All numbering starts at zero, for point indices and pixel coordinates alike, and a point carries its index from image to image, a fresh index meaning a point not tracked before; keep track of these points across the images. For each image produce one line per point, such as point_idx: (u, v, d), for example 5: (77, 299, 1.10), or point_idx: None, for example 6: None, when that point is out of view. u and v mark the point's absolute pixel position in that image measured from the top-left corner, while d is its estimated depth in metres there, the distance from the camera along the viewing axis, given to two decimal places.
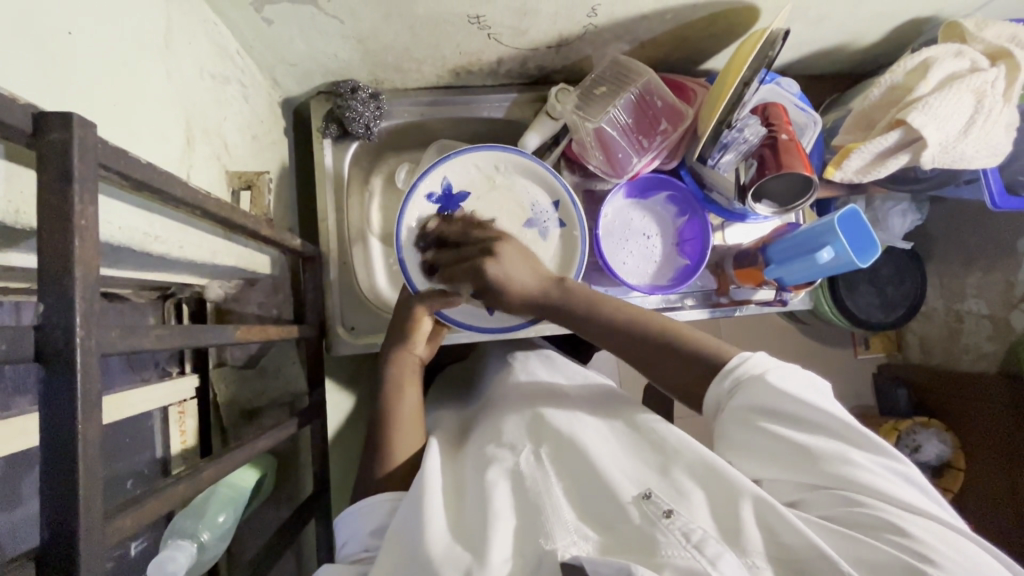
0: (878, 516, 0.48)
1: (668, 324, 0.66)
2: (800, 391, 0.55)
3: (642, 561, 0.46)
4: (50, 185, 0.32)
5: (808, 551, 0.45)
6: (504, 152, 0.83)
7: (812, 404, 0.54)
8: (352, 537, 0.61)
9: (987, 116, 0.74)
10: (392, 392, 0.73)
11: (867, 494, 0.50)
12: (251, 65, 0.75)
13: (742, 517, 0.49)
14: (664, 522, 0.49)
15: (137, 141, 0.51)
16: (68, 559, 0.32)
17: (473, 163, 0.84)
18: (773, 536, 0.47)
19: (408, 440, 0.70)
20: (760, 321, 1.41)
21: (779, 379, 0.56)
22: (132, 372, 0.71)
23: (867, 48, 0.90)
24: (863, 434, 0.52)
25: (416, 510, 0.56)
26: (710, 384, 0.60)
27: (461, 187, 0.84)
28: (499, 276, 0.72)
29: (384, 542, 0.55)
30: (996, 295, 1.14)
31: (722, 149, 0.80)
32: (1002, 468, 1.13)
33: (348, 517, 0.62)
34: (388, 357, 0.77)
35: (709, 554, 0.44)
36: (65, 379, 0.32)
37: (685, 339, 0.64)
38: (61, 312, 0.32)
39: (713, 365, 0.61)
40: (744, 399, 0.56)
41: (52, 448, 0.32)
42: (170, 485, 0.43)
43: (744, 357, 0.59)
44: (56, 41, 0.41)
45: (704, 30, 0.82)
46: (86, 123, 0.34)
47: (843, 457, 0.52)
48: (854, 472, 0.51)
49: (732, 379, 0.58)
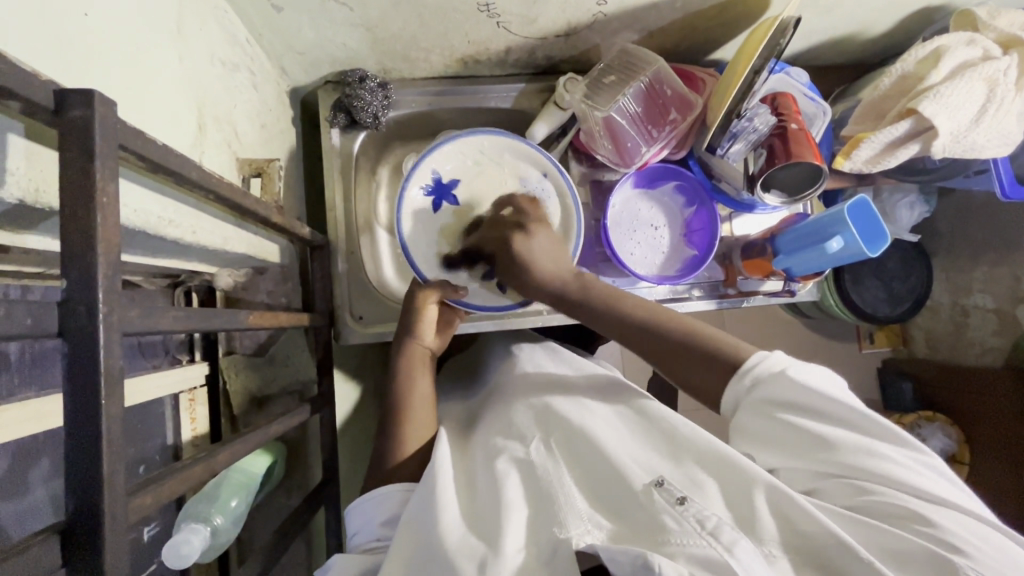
0: (905, 509, 0.48)
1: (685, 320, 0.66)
2: (813, 380, 0.56)
3: (654, 549, 0.46)
4: (73, 162, 0.32)
5: (826, 539, 0.45)
6: (488, 133, 0.82)
7: (830, 395, 0.54)
8: (364, 527, 0.61)
9: (999, 105, 0.74)
10: (405, 379, 0.74)
11: (891, 487, 0.50)
12: (261, 53, 0.75)
13: (756, 505, 0.49)
14: (677, 509, 0.48)
15: (150, 125, 0.51)
16: (91, 533, 0.32)
17: (459, 149, 0.83)
18: (789, 525, 0.47)
19: (419, 427, 0.70)
20: (765, 315, 1.41)
21: (801, 375, 0.56)
22: (143, 359, 0.71)
23: (876, 38, 0.90)
24: (882, 424, 0.53)
25: (428, 501, 0.56)
26: (729, 383, 0.60)
27: (451, 176, 0.83)
28: (526, 252, 0.73)
29: (399, 530, 0.55)
30: (1001, 289, 1.14)
31: (731, 139, 0.80)
32: (1006, 461, 1.13)
33: (360, 506, 0.62)
34: (398, 349, 0.77)
35: (724, 540, 0.44)
36: (88, 354, 0.32)
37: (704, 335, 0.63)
38: (83, 288, 0.32)
39: (733, 366, 0.60)
40: (761, 392, 0.57)
41: (77, 422, 0.32)
42: (186, 466, 0.43)
43: (764, 356, 0.59)
44: (71, 22, 0.41)
45: (714, 19, 0.82)
46: (107, 102, 0.34)
47: (865, 449, 0.52)
48: (878, 463, 0.51)
49: (751, 377, 0.58)
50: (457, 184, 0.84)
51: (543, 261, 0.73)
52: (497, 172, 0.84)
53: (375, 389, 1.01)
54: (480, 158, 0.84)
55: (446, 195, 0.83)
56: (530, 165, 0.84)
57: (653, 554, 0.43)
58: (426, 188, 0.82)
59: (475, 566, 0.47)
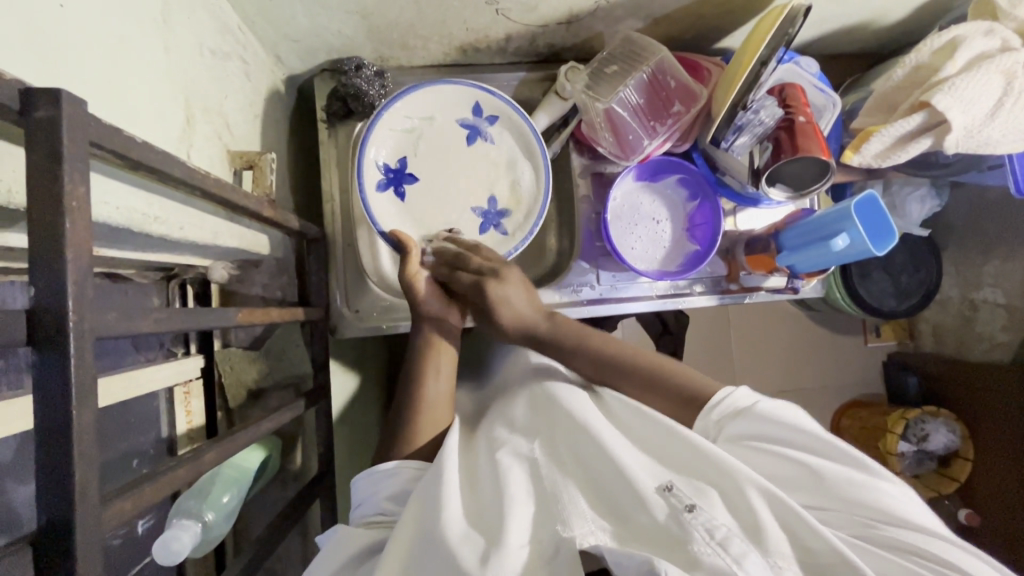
0: (889, 533, 0.50)
1: (689, 373, 0.68)
2: (784, 416, 0.58)
3: (666, 555, 0.46)
4: (40, 164, 0.31)
5: (830, 557, 0.46)
6: (405, 96, 0.78)
7: (799, 427, 0.57)
8: (367, 500, 0.60)
9: (1016, 99, 0.71)
10: (423, 371, 0.72)
11: (873, 513, 0.51)
12: (254, 41, 0.73)
13: (760, 513, 0.49)
14: (687, 516, 0.48)
15: (133, 119, 0.50)
16: (64, 544, 0.31)
17: (388, 128, 0.79)
18: (798, 542, 0.48)
19: (433, 422, 0.68)
20: (770, 308, 1.39)
21: (771, 410, 0.58)
22: (136, 353, 0.70)
23: (890, 26, 0.87)
24: (858, 457, 0.55)
25: (435, 485, 0.54)
26: (697, 419, 0.63)
27: (394, 155, 0.80)
28: (499, 298, 0.74)
29: (408, 506, 0.54)
30: (1013, 285, 1.11)
31: (735, 131, 0.77)
32: (1013, 460, 1.12)
33: (365, 478, 0.61)
34: (414, 331, 0.76)
35: (733, 552, 0.45)
36: (58, 364, 0.31)
37: (668, 373, 0.68)
38: (52, 296, 0.31)
39: (701, 402, 0.64)
40: (740, 428, 0.59)
41: (45, 431, 0.31)
42: (171, 468, 0.43)
43: (730, 391, 0.62)
44: (47, 16, 0.40)
45: (722, 7, 0.79)
46: (75, 101, 0.32)
47: (845, 477, 0.53)
48: (868, 493, 0.52)
49: (718, 413, 0.61)
50: (406, 161, 0.81)
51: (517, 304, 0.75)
52: (437, 127, 0.81)
53: (373, 380, 1.00)
54: (410, 124, 0.80)
55: (404, 179, 0.80)
56: (459, 108, 0.81)
57: (658, 559, 0.43)
58: (382, 180, 0.79)
59: (477, 559, 0.47)
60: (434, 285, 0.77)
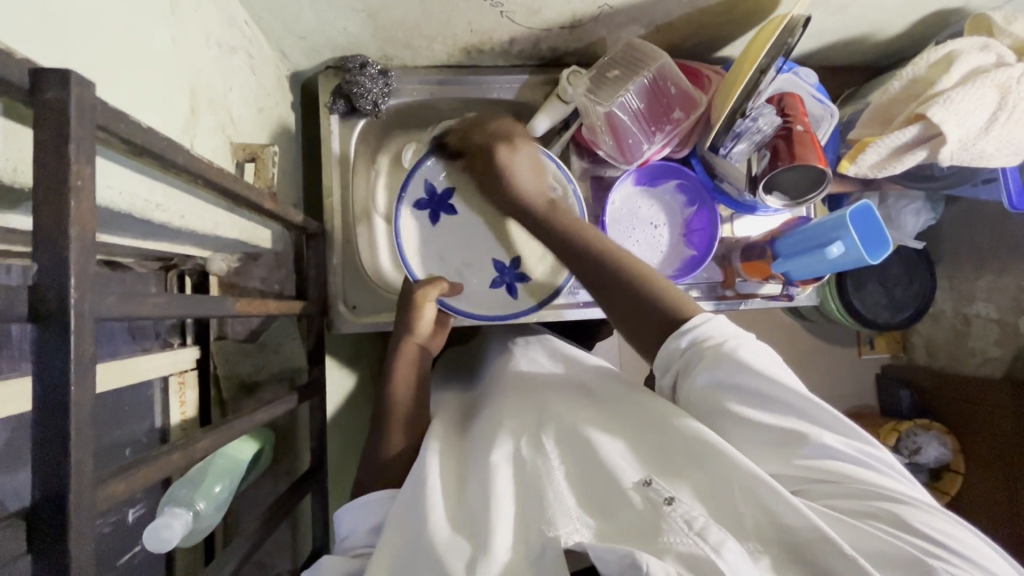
0: (870, 508, 0.49)
1: (676, 299, 0.64)
2: (760, 364, 0.55)
3: (643, 545, 0.46)
4: (46, 144, 0.31)
5: (811, 533, 0.45)
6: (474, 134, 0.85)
7: (775, 381, 0.54)
8: (353, 531, 0.60)
9: (1010, 114, 0.72)
10: (399, 379, 0.73)
11: (857, 486, 0.50)
12: (260, 35, 0.74)
13: (735, 500, 0.48)
14: (666, 508, 0.48)
15: (138, 106, 0.50)
16: (57, 519, 0.31)
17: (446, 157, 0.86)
18: (772, 518, 0.47)
19: (405, 430, 0.69)
20: (764, 318, 1.40)
21: (750, 358, 0.55)
22: (134, 341, 0.71)
23: (889, 40, 0.88)
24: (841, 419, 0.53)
25: (417, 497, 0.55)
26: (667, 339, 0.61)
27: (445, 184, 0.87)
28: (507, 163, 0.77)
29: (387, 526, 0.55)
30: (1004, 299, 1.12)
31: (734, 138, 0.78)
32: (1003, 475, 1.12)
33: (348, 511, 0.61)
34: (393, 347, 0.76)
35: (712, 540, 0.44)
36: (60, 340, 0.31)
37: (641, 285, 0.66)
38: (56, 273, 0.31)
39: (674, 322, 0.62)
40: (710, 377, 0.56)
41: (45, 405, 0.31)
42: (166, 453, 0.43)
43: (708, 322, 0.59)
44: (58, 2, 0.40)
45: (723, 16, 0.80)
46: (85, 83, 0.33)
47: (826, 445, 0.51)
48: (847, 465, 0.51)
49: (688, 338, 0.59)
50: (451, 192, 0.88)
51: (523, 178, 0.77)
52: None
53: (368, 378, 1.00)
54: None
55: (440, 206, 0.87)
56: None
57: (640, 553, 0.43)
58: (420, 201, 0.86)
59: (463, 566, 0.47)
60: (435, 314, 0.78)
